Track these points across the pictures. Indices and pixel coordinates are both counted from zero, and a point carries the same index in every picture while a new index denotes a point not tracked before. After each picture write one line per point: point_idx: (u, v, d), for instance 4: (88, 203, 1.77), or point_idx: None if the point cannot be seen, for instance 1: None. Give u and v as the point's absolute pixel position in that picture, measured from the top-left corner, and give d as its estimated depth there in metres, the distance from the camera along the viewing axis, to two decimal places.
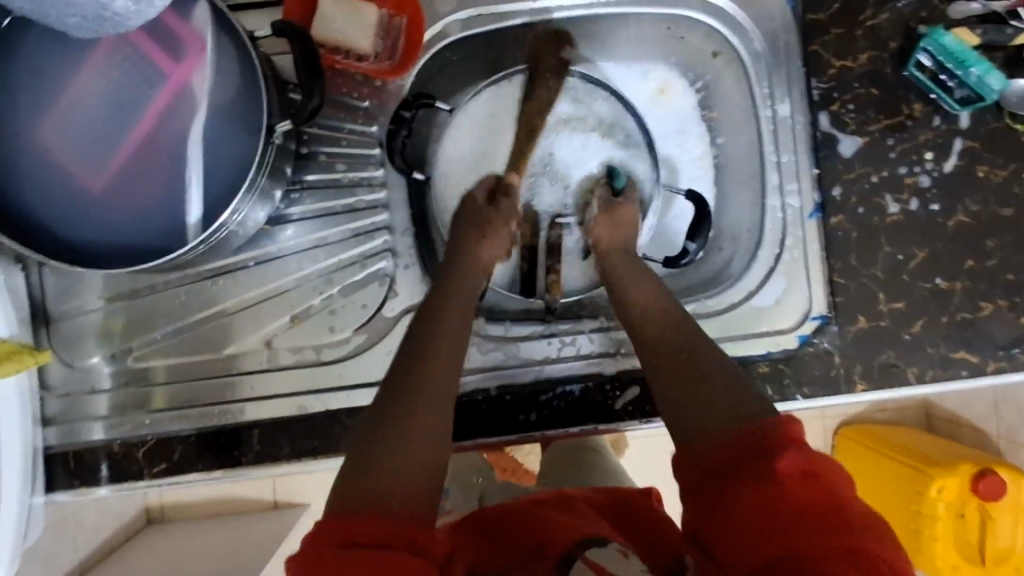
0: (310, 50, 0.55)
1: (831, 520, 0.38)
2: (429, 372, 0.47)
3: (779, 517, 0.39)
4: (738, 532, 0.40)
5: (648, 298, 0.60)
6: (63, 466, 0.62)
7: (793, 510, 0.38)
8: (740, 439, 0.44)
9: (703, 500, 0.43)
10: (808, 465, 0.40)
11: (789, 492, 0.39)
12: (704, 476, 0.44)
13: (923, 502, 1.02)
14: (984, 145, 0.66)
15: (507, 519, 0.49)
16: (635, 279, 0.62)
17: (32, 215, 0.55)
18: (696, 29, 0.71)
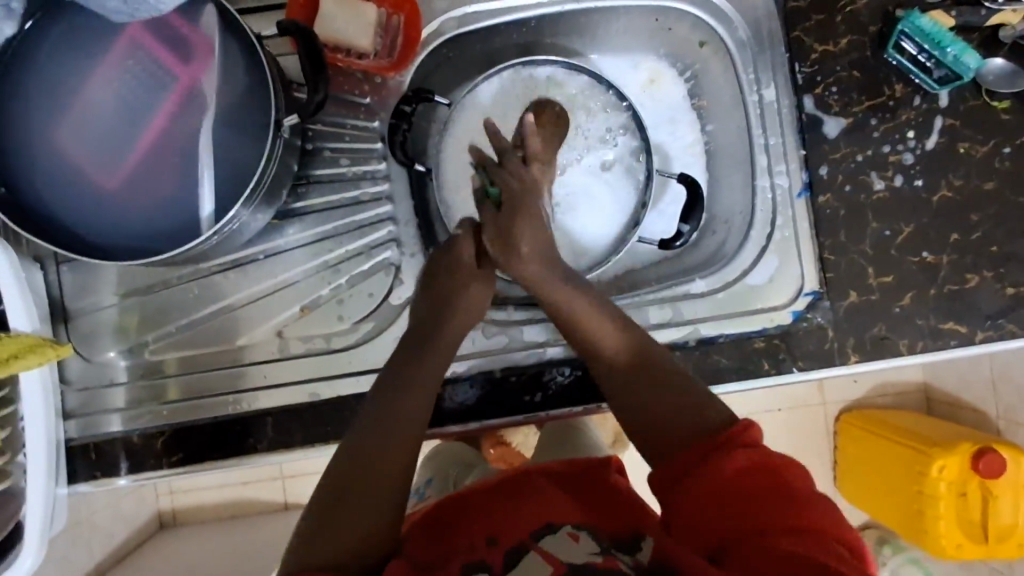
0: (314, 49, 0.58)
1: (772, 502, 0.45)
2: (424, 381, 0.56)
3: (730, 496, 0.46)
4: (697, 519, 0.47)
5: (584, 313, 0.58)
6: (84, 457, 0.64)
7: (738, 493, 0.46)
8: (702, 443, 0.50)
9: (668, 473, 0.50)
10: (760, 462, 0.47)
11: (735, 480, 0.46)
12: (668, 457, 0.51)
13: (925, 482, 1.03)
14: (963, 123, 0.68)
15: (475, 504, 0.54)
16: (574, 297, 0.59)
17: (52, 214, 0.58)
18: (683, 20, 0.74)
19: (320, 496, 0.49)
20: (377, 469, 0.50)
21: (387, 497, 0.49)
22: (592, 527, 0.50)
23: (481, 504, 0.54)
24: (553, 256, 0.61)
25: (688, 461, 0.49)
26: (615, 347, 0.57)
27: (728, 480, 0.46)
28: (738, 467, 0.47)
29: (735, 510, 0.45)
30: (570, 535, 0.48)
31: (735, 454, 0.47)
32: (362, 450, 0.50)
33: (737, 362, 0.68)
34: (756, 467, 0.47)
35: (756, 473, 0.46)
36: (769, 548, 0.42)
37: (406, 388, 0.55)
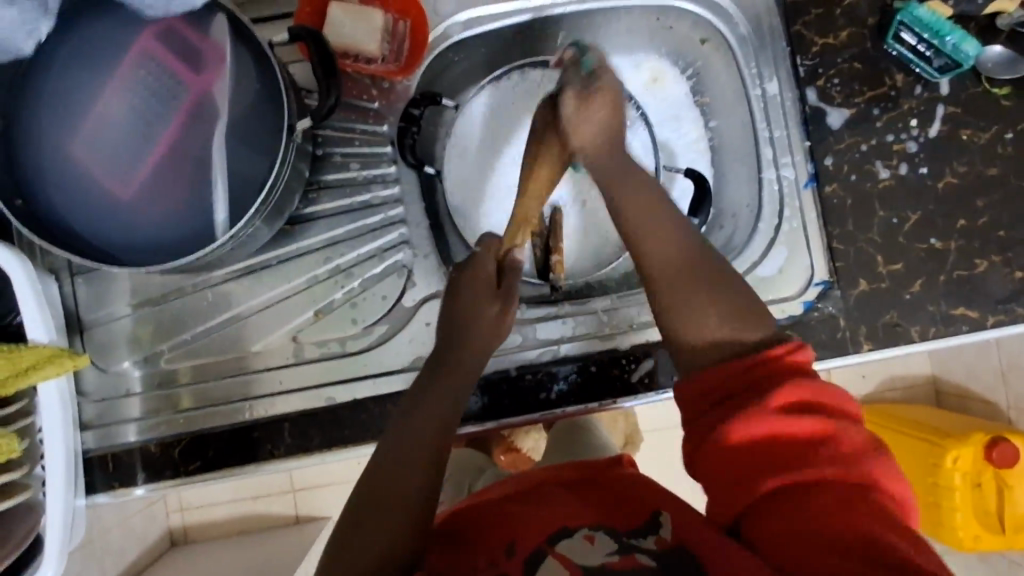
0: (327, 54, 0.59)
1: (807, 448, 0.43)
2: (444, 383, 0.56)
3: (764, 447, 0.43)
4: (728, 472, 0.44)
5: (644, 219, 0.54)
6: (102, 468, 0.65)
7: (775, 446, 0.43)
8: (738, 375, 0.47)
9: (699, 426, 0.47)
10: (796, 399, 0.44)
11: (775, 429, 0.43)
12: (704, 403, 0.48)
13: (940, 473, 1.03)
14: (965, 110, 0.69)
15: (491, 509, 0.52)
16: (632, 186, 0.55)
17: (69, 225, 0.58)
18: (683, 18, 0.76)
19: (343, 517, 0.49)
20: (389, 486, 0.49)
21: (405, 511, 0.48)
22: (611, 524, 0.47)
23: (499, 506, 0.52)
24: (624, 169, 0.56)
25: (717, 412, 0.46)
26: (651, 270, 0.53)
27: (761, 435, 0.44)
28: (775, 412, 0.44)
29: (771, 464, 0.43)
30: (587, 537, 0.46)
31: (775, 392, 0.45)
32: (376, 473, 0.50)
33: None
34: (794, 411, 0.44)
35: (795, 420, 0.44)
36: (811, 507, 0.41)
37: (421, 412, 0.54)
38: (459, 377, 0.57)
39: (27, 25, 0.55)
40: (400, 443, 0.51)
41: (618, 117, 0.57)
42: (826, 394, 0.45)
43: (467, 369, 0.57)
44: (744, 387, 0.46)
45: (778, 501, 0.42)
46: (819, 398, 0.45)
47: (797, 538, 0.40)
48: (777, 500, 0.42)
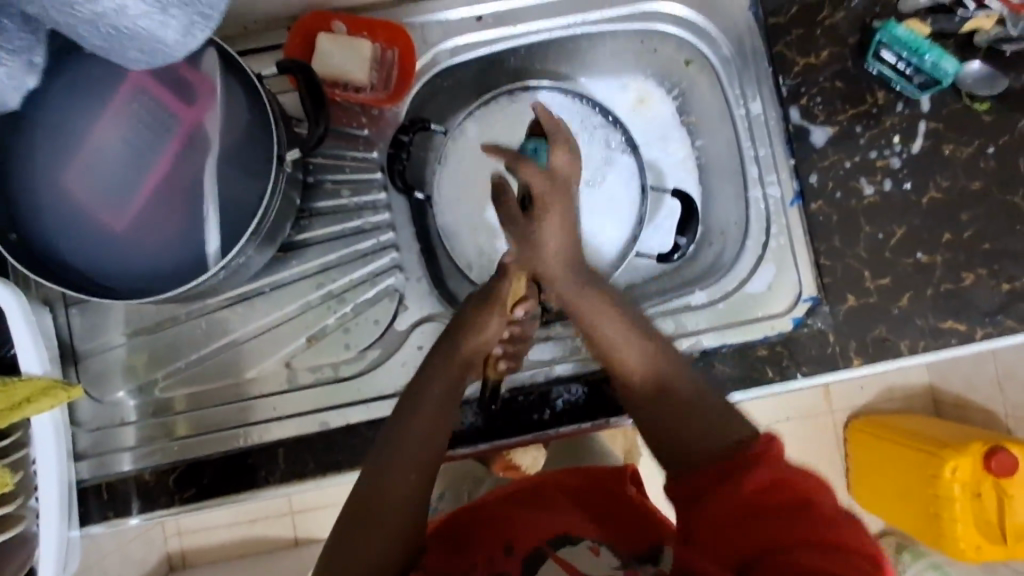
0: (314, 83, 0.60)
1: (793, 513, 0.44)
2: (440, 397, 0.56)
3: (751, 513, 0.44)
4: (716, 545, 0.45)
5: (620, 335, 0.56)
6: (96, 499, 0.65)
7: (761, 513, 0.44)
8: (719, 468, 0.48)
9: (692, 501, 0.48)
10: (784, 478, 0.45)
11: (758, 497, 0.45)
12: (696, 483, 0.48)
13: (939, 484, 1.02)
14: (946, 125, 0.70)
15: (493, 513, 0.54)
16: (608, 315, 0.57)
17: (61, 257, 0.59)
18: (667, 41, 0.76)
19: (332, 535, 0.49)
20: (383, 504, 0.49)
21: (400, 519, 0.48)
22: (614, 543, 0.50)
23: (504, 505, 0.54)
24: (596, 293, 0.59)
25: (703, 499, 0.47)
26: (635, 372, 0.55)
27: (752, 499, 0.45)
28: (758, 488, 0.45)
29: (756, 538, 0.43)
30: (593, 550, 0.49)
31: (763, 469, 0.46)
32: (369, 491, 0.50)
33: (742, 370, 0.68)
34: (784, 483, 0.45)
35: (778, 493, 0.45)
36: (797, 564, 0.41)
37: (411, 426, 0.53)
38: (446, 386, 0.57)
39: (11, 82, 0.43)
40: (391, 453, 0.52)
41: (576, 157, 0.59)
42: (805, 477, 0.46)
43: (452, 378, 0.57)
44: (728, 469, 0.47)
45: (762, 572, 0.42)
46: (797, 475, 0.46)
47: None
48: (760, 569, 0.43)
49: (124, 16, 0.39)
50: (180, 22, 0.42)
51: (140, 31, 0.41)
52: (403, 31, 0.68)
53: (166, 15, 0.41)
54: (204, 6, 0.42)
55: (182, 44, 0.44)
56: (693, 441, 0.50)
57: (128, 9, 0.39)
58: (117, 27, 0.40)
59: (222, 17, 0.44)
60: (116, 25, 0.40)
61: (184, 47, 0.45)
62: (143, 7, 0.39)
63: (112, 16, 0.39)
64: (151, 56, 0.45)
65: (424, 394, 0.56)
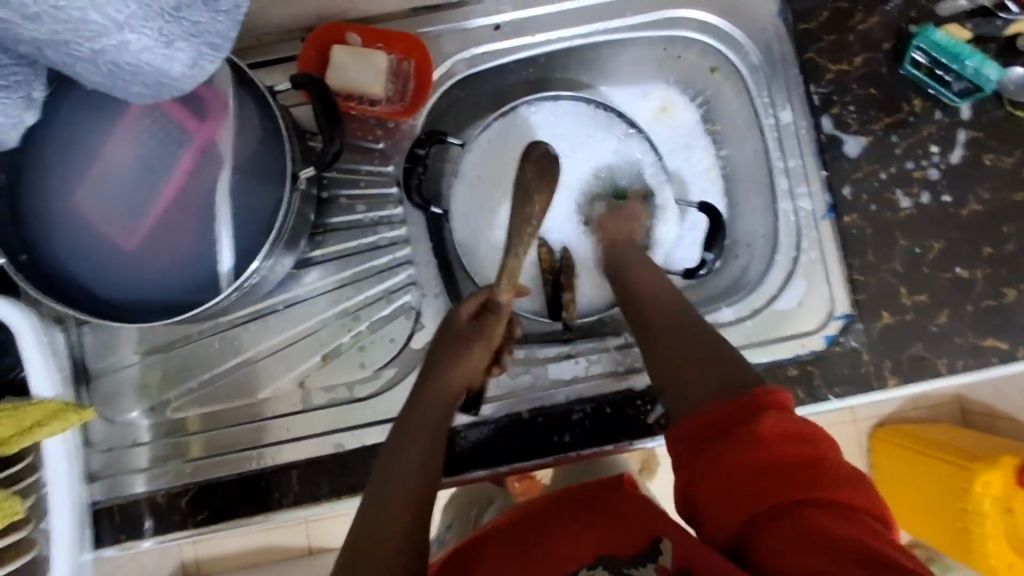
0: (327, 100, 0.58)
1: (809, 471, 0.38)
2: (435, 409, 0.54)
3: (765, 471, 0.39)
4: (723, 497, 0.40)
5: (646, 281, 0.62)
6: (108, 521, 0.63)
7: (776, 469, 0.38)
8: (724, 408, 0.43)
9: (695, 459, 0.42)
10: (794, 425, 0.40)
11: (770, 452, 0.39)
12: (698, 434, 0.43)
13: (969, 499, 0.93)
14: (987, 133, 0.67)
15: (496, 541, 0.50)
16: (645, 267, 0.64)
17: (73, 277, 0.58)
18: (692, 47, 0.73)
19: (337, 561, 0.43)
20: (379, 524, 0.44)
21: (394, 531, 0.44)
22: (610, 555, 0.44)
23: (499, 545, 0.50)
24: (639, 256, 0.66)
25: (712, 442, 0.42)
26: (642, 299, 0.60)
27: (766, 455, 0.39)
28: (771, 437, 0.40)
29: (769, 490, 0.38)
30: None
31: (771, 416, 0.41)
32: (365, 510, 0.46)
33: None
34: (797, 434, 0.40)
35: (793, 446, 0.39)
36: (812, 526, 0.36)
37: (399, 451, 0.50)
38: (436, 410, 0.54)
39: (7, 120, 0.41)
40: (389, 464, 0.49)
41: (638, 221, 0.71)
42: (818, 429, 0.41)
43: (443, 396, 0.55)
44: (732, 417, 0.42)
45: (774, 524, 0.37)
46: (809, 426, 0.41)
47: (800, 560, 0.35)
48: (772, 521, 0.38)
49: (125, 52, 0.40)
50: (188, 53, 0.42)
51: (146, 66, 0.41)
52: (419, 43, 0.66)
53: (171, 48, 0.41)
54: (210, 36, 0.43)
55: (189, 75, 0.44)
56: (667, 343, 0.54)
57: (131, 44, 0.39)
58: (117, 63, 0.40)
59: (232, 46, 0.45)
60: (117, 62, 0.40)
61: (192, 79, 0.45)
62: (147, 41, 0.39)
63: (112, 52, 0.39)
64: (156, 91, 0.45)
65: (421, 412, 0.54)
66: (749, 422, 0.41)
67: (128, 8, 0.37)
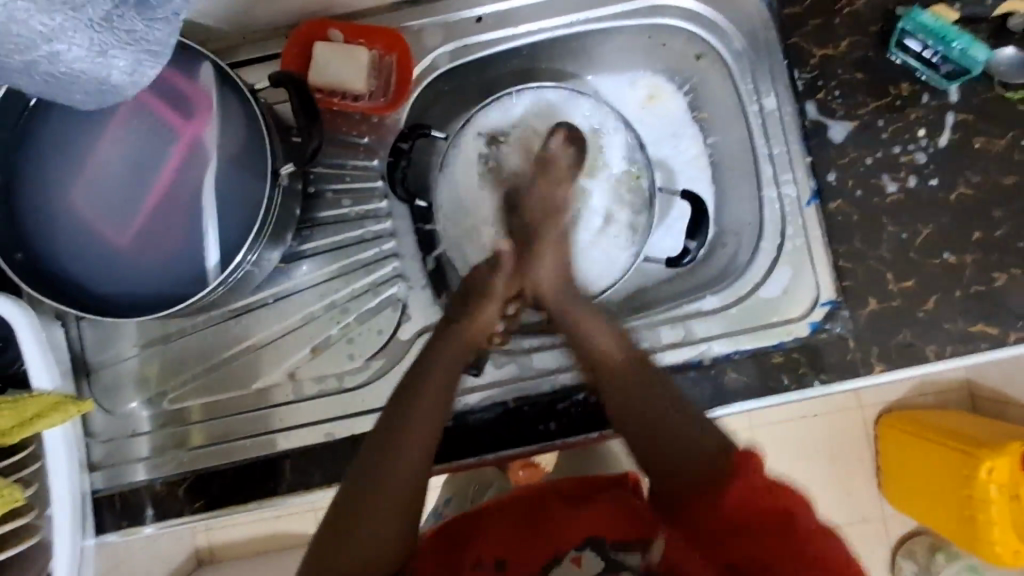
0: (305, 96, 0.59)
1: (777, 525, 0.46)
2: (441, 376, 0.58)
3: (737, 525, 0.46)
4: (698, 541, 0.48)
5: (604, 344, 0.61)
6: (110, 508, 0.66)
7: (746, 524, 0.46)
8: (706, 468, 0.50)
9: (683, 509, 0.50)
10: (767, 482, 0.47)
11: (742, 510, 0.46)
12: (682, 489, 0.50)
13: (974, 486, 0.88)
14: (977, 116, 0.66)
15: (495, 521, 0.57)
16: (600, 329, 0.62)
17: (66, 272, 0.59)
18: (677, 35, 0.73)
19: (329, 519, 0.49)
20: (377, 512, 0.49)
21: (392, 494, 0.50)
22: (597, 538, 0.53)
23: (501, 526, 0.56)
24: (587, 311, 0.64)
25: (694, 497, 0.49)
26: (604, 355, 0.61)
27: (744, 506, 0.46)
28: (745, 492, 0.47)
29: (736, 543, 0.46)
30: (575, 561, 0.51)
31: (748, 475, 0.48)
32: (359, 491, 0.50)
33: (757, 379, 0.65)
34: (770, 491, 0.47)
35: (762, 499, 0.46)
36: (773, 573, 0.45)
37: (399, 442, 0.52)
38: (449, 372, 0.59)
39: None
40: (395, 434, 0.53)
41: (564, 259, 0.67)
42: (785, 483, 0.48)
43: (445, 376, 0.58)
44: (713, 474, 0.49)
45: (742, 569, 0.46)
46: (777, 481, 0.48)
47: None
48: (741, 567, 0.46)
49: (57, 62, 0.37)
50: (123, 61, 0.40)
51: (82, 74, 0.39)
52: (400, 38, 0.66)
53: (105, 55, 0.38)
54: (150, 44, 0.40)
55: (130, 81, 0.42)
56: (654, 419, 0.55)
57: (63, 55, 0.37)
58: (53, 74, 0.38)
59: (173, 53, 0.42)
60: (51, 73, 0.38)
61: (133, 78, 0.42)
62: (79, 51, 0.37)
63: (45, 63, 0.37)
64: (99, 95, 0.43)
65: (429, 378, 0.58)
66: (724, 482, 0.48)
67: (53, 20, 0.34)
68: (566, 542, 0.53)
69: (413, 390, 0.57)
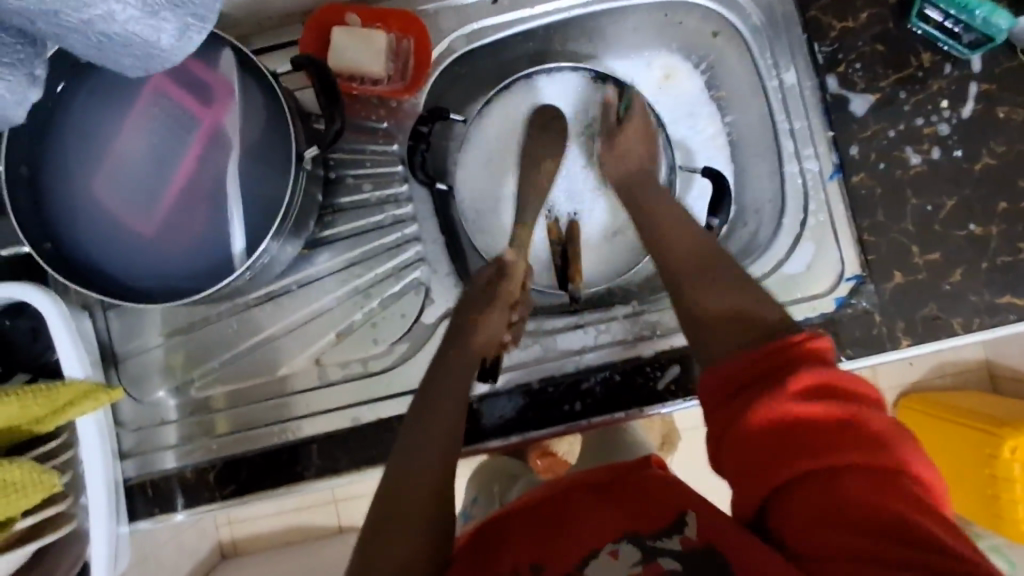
0: (328, 80, 0.59)
1: (839, 433, 0.37)
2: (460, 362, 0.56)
3: (793, 434, 0.38)
4: (748, 465, 0.39)
5: (664, 227, 0.57)
6: (142, 496, 0.66)
7: (804, 434, 0.37)
8: (754, 360, 0.41)
9: (724, 422, 0.41)
10: (820, 383, 0.39)
11: (793, 416, 0.38)
12: (727, 396, 0.42)
13: (997, 465, 0.88)
14: (1000, 86, 0.65)
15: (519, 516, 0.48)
16: (664, 212, 0.59)
17: (94, 264, 0.60)
18: (693, 13, 0.73)
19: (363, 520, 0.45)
20: (404, 498, 0.45)
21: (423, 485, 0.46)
22: (636, 529, 0.43)
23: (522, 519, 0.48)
24: (661, 199, 0.61)
25: (738, 397, 0.41)
26: (682, 248, 0.54)
27: (789, 416, 0.38)
28: (796, 393, 0.38)
29: (787, 446, 0.38)
30: (609, 554, 0.42)
31: (796, 373, 0.39)
32: (387, 481, 0.46)
33: None
34: (822, 389, 0.38)
35: (812, 405, 0.38)
36: (842, 495, 0.36)
37: (419, 432, 0.49)
38: (464, 361, 0.56)
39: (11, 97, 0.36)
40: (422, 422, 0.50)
41: (648, 145, 0.68)
42: (847, 384, 0.39)
43: (463, 362, 0.56)
44: (760, 374, 0.41)
45: (803, 485, 0.37)
46: (842, 380, 0.39)
47: (829, 536, 0.35)
48: (799, 484, 0.37)
49: (112, 22, 0.34)
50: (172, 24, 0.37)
51: (132, 37, 0.36)
52: (417, 21, 0.66)
53: (157, 16, 0.36)
54: (196, 5, 0.38)
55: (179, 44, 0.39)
56: (717, 278, 0.50)
57: (117, 14, 0.34)
58: (106, 35, 0.35)
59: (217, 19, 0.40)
60: (105, 31, 0.35)
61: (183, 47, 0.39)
62: (134, 11, 0.34)
63: (100, 22, 0.34)
64: (147, 64, 0.39)
65: (448, 363, 0.55)
66: (774, 377, 0.40)
67: None
68: (602, 535, 0.44)
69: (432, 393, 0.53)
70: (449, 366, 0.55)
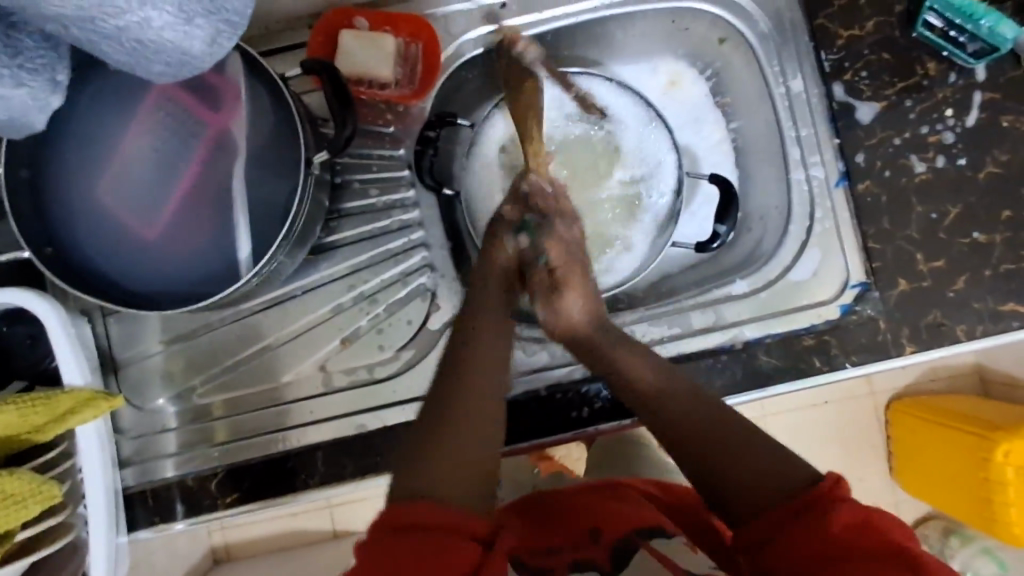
0: (339, 84, 0.59)
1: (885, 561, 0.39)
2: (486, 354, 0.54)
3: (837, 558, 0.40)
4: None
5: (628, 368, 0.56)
6: (142, 504, 0.65)
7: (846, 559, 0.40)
8: (789, 498, 0.44)
9: (767, 540, 0.44)
10: (859, 519, 0.41)
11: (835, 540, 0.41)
12: (764, 522, 0.44)
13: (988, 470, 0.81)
14: (1004, 95, 0.66)
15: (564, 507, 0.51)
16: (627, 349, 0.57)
17: (97, 269, 0.59)
18: (700, 19, 0.73)
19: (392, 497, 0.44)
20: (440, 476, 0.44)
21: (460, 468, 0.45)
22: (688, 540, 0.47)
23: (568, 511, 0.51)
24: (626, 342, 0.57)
25: (780, 524, 0.43)
26: (636, 377, 0.55)
27: (834, 543, 0.41)
28: (839, 527, 0.41)
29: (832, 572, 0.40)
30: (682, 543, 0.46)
31: (835, 510, 0.42)
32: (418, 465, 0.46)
33: (788, 361, 0.65)
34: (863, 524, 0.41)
35: (856, 538, 0.41)
36: None
37: (455, 415, 0.49)
38: (489, 350, 0.54)
39: (34, 103, 0.38)
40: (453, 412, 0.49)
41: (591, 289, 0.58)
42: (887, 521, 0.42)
43: (490, 338, 0.55)
44: (798, 508, 0.43)
45: None
46: (882, 522, 0.41)
47: None
48: None
49: (148, 29, 0.36)
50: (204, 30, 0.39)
51: (166, 44, 0.38)
52: (427, 22, 0.66)
53: (191, 24, 0.37)
54: (228, 12, 0.39)
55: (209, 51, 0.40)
56: (678, 418, 0.52)
57: (153, 21, 0.35)
58: (140, 42, 0.37)
59: (248, 25, 0.41)
60: (138, 39, 0.36)
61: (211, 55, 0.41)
62: (169, 18, 0.36)
63: (136, 30, 0.35)
64: (177, 70, 0.41)
65: (478, 348, 0.54)
66: (813, 511, 0.43)
67: None
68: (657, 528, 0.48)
69: (446, 400, 0.50)
70: (479, 351, 0.54)
